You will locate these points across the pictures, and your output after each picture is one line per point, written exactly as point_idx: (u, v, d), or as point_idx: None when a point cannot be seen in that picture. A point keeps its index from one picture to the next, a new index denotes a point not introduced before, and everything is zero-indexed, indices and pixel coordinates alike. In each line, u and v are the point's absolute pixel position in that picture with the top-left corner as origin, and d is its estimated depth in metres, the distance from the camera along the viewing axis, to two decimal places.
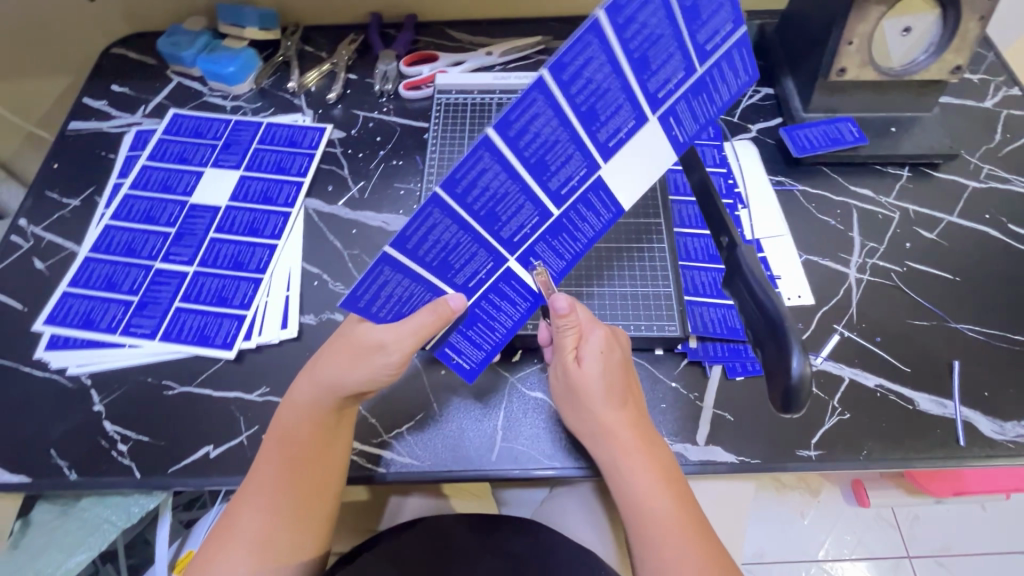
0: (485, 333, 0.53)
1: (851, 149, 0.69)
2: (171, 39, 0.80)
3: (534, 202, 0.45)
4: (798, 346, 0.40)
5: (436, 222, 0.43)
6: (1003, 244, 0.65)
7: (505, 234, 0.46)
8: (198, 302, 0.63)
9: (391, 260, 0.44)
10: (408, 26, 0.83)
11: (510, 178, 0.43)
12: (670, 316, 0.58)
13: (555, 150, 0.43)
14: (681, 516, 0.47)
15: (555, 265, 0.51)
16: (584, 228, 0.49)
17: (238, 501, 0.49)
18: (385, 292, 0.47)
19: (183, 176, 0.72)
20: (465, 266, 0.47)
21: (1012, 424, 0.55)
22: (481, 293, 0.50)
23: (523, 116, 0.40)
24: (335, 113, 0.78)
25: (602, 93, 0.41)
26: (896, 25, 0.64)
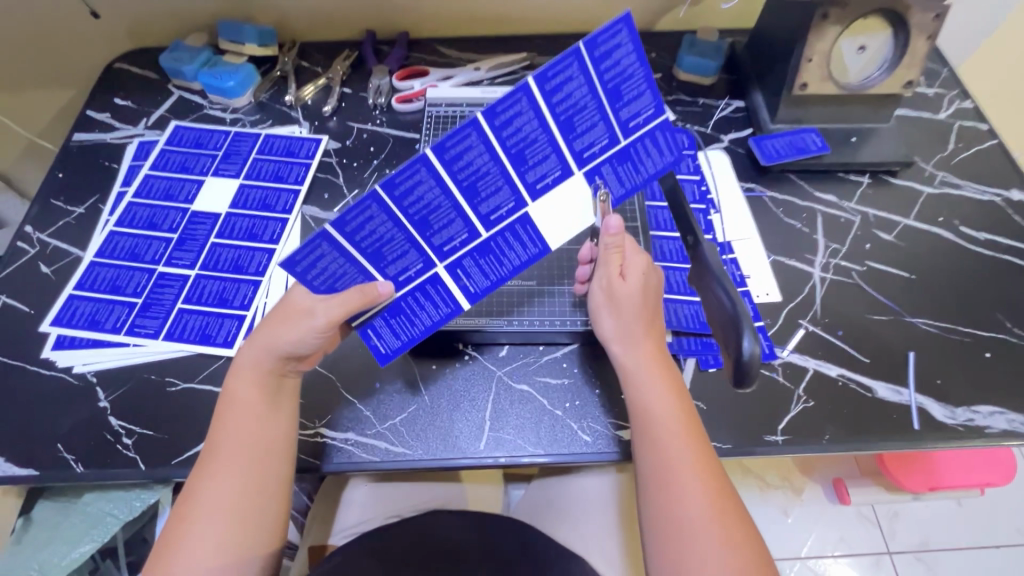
0: (407, 325, 0.56)
1: (815, 158, 0.74)
2: (173, 55, 0.84)
3: (463, 219, 0.51)
4: (750, 331, 0.46)
5: (372, 216, 0.47)
6: (955, 244, 0.70)
7: (435, 241, 0.51)
8: (200, 303, 0.66)
9: (329, 239, 0.47)
10: (400, 43, 0.88)
11: (443, 194, 0.49)
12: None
13: (485, 179, 0.49)
14: (685, 426, 0.50)
15: (478, 284, 0.55)
16: (509, 255, 0.54)
17: (200, 472, 0.49)
18: (320, 265, 0.49)
19: (185, 185, 0.75)
20: (398, 260, 0.52)
21: (962, 409, 0.59)
22: (410, 288, 0.54)
23: (460, 143, 0.47)
24: (330, 125, 0.82)
25: (530, 142, 0.48)
26: (852, 44, 0.70)
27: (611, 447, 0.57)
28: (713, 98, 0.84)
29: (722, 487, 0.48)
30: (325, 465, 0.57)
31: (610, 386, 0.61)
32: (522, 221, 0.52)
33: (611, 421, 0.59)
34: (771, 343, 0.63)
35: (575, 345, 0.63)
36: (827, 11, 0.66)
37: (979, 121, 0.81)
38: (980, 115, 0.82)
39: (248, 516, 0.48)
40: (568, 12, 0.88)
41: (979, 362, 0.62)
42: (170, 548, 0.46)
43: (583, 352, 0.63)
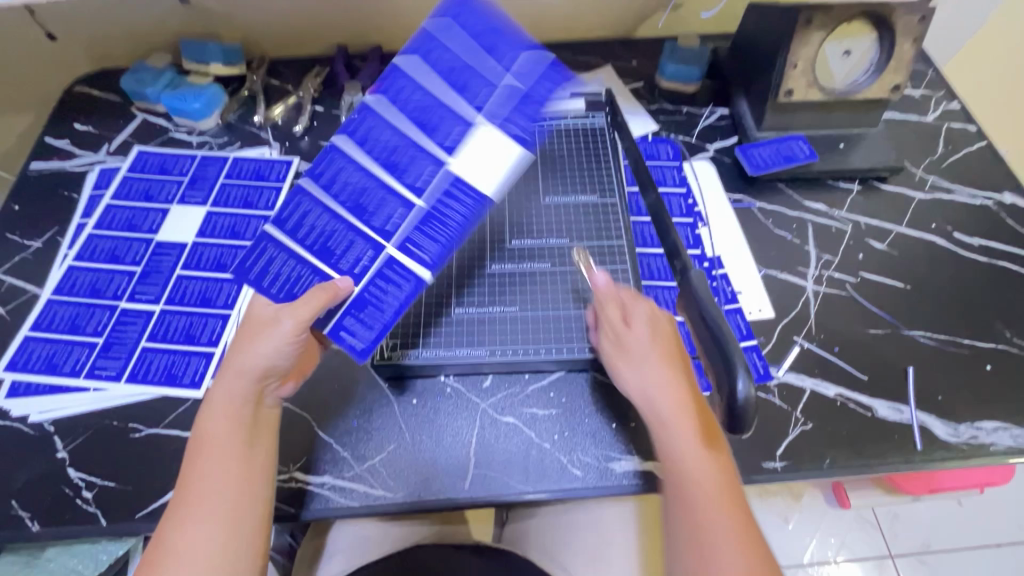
0: (376, 314, 0.53)
1: (804, 166, 0.72)
2: (134, 76, 0.80)
3: (394, 197, 0.55)
4: (742, 370, 0.43)
5: (310, 212, 0.56)
6: (949, 252, 0.68)
7: (375, 224, 0.55)
8: (165, 341, 0.62)
9: (275, 242, 0.55)
10: (373, 57, 0.85)
11: (364, 177, 0.56)
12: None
13: (395, 159, 0.55)
14: (722, 493, 0.46)
15: (431, 251, 0.54)
16: (450, 214, 0.54)
17: (169, 524, 0.45)
18: (274, 269, 0.54)
19: (149, 214, 0.71)
20: (347, 253, 0.54)
21: (965, 426, 0.57)
22: (368, 277, 0.54)
23: (405, 158, 0.55)
24: (302, 145, 0.79)
25: (395, 145, 0.55)
26: (837, 48, 0.68)
27: (604, 480, 0.54)
28: (697, 106, 0.81)
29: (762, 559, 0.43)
30: (301, 512, 0.53)
31: (601, 413, 0.58)
32: (478, 200, 0.54)
33: (603, 453, 0.56)
34: (765, 362, 0.60)
35: (563, 372, 0.60)
36: (810, 15, 0.64)
37: (966, 122, 0.79)
38: (968, 116, 0.80)
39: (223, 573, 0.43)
40: (546, 21, 0.86)
41: (979, 374, 0.60)
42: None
43: (571, 378, 0.60)
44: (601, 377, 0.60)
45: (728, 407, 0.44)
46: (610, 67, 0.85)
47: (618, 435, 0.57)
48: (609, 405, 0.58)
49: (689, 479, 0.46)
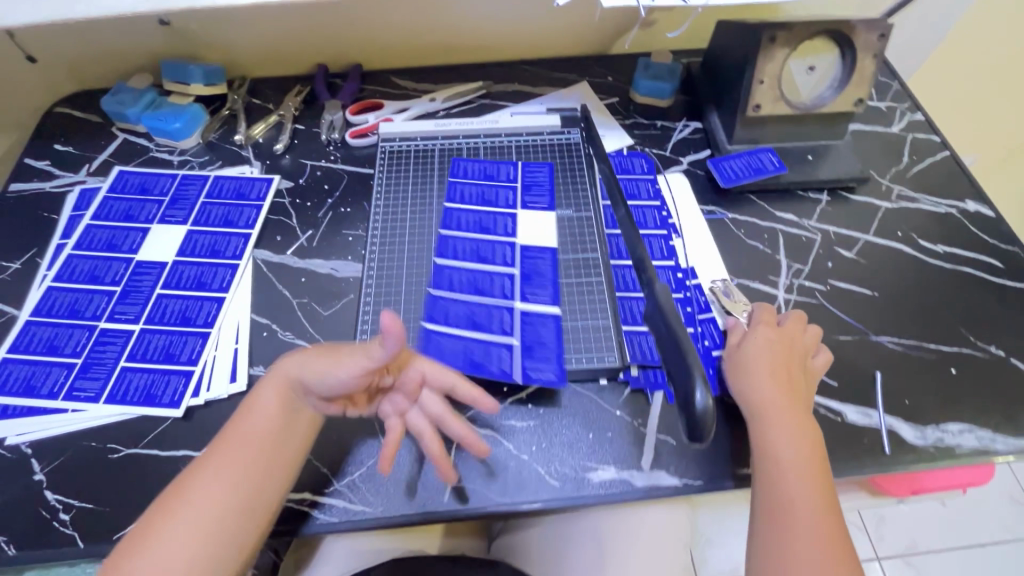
0: (544, 351, 0.60)
1: (773, 177, 0.74)
2: (116, 97, 0.81)
3: (498, 272, 0.66)
4: (700, 378, 0.44)
5: (445, 307, 0.63)
6: (915, 259, 0.70)
7: (497, 293, 0.64)
8: (144, 360, 0.62)
9: (440, 332, 0.61)
10: (353, 76, 0.86)
11: (467, 271, 0.66)
12: (606, 346, 0.61)
13: (483, 249, 0.68)
14: (820, 494, 0.49)
15: (547, 294, 0.64)
16: (543, 268, 0.66)
17: (194, 476, 0.48)
18: (444, 351, 0.60)
19: (129, 233, 0.72)
20: (492, 320, 0.62)
21: (931, 429, 0.59)
22: (519, 329, 0.62)
23: (489, 248, 0.68)
24: (283, 163, 0.80)
25: (479, 203, 0.72)
26: (801, 65, 0.71)
27: (581, 490, 0.55)
28: (671, 120, 0.83)
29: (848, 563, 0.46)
30: (279, 529, 0.53)
31: (577, 423, 0.59)
32: (550, 251, 0.67)
33: (580, 463, 0.56)
34: None
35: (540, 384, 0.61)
36: (773, 33, 0.66)
37: (930, 132, 0.82)
38: (932, 127, 0.83)
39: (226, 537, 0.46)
40: (523, 39, 0.88)
41: (945, 378, 0.62)
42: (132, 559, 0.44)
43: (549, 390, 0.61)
44: (578, 388, 0.61)
45: (690, 414, 0.45)
46: (586, 83, 0.87)
47: (595, 445, 0.57)
48: (587, 416, 0.59)
49: (780, 457, 0.50)
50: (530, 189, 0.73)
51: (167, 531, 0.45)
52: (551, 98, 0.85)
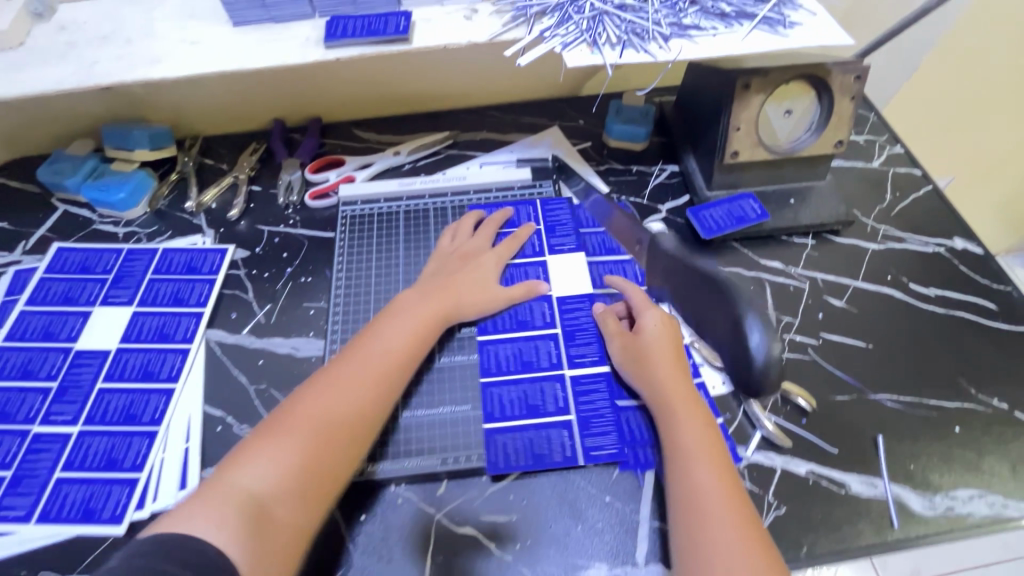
0: (603, 422, 0.58)
1: (756, 225, 0.71)
2: (53, 167, 0.75)
3: (541, 338, 0.63)
4: None
5: (502, 392, 0.60)
6: (907, 305, 0.67)
7: (546, 364, 0.61)
8: (83, 469, 0.56)
9: (498, 428, 0.58)
10: (311, 130, 0.81)
11: (513, 342, 0.63)
12: (609, 429, 0.57)
13: (522, 311, 0.65)
14: (729, 494, 0.47)
15: (594, 354, 0.62)
16: (584, 321, 0.64)
17: (292, 416, 0.49)
18: (508, 446, 0.57)
19: (68, 319, 0.66)
20: (546, 396, 0.59)
21: (940, 497, 0.55)
22: (575, 404, 0.59)
23: (527, 309, 0.65)
24: (238, 229, 0.75)
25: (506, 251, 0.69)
26: (778, 109, 0.68)
27: None
28: (647, 164, 0.80)
29: (767, 553, 0.45)
30: None
31: (565, 514, 0.54)
32: (588, 298, 0.66)
33: (570, 561, 0.52)
34: (732, 443, 0.57)
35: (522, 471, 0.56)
36: (748, 80, 0.63)
37: (911, 166, 0.80)
38: (912, 159, 0.81)
39: (317, 480, 0.47)
40: (489, 87, 0.84)
41: (949, 437, 0.58)
42: (223, 484, 0.44)
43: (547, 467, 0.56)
44: (564, 472, 0.56)
45: None
46: (557, 128, 0.83)
47: (585, 538, 0.53)
48: (574, 505, 0.55)
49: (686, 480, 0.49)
50: (554, 231, 0.71)
51: (259, 461, 0.46)
52: (521, 145, 0.81)
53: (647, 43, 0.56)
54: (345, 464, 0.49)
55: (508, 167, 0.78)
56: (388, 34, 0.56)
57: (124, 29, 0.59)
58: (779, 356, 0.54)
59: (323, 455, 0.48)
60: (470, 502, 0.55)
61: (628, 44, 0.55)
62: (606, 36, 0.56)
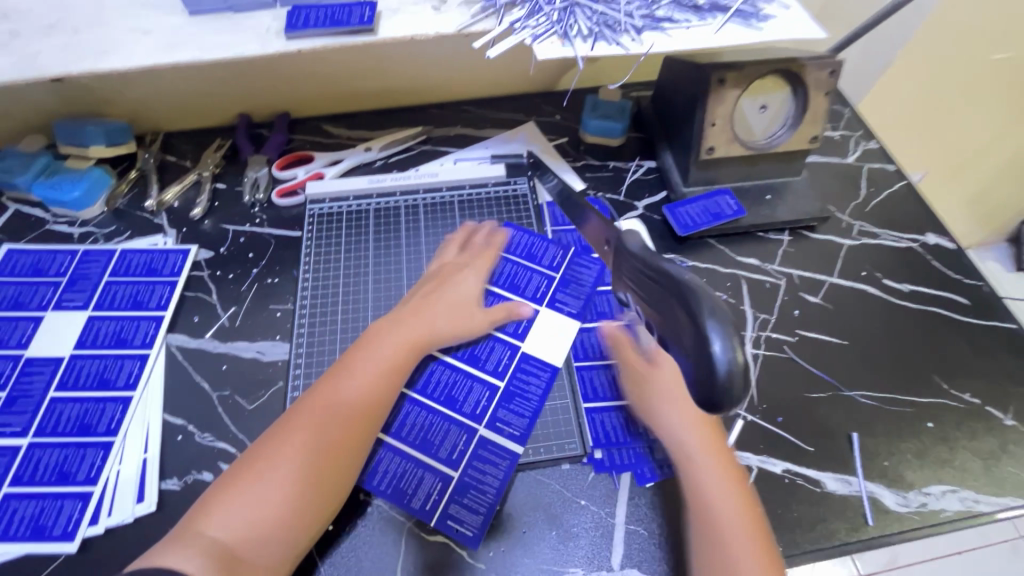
0: (478, 497, 0.53)
1: (732, 222, 0.70)
2: (2, 164, 0.71)
3: (479, 381, 0.59)
4: (717, 327, 0.34)
5: (410, 412, 0.57)
6: (881, 301, 0.67)
7: (467, 409, 0.58)
8: (33, 483, 0.53)
9: (387, 447, 0.55)
10: (278, 126, 0.79)
11: (455, 372, 0.60)
12: (479, 509, 0.53)
13: (479, 348, 0.61)
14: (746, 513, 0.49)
15: (520, 426, 0.57)
16: (531, 389, 0.59)
17: (267, 453, 0.48)
18: (382, 467, 0.54)
19: (18, 325, 0.62)
20: (445, 440, 0.56)
21: (913, 493, 0.55)
22: (465, 461, 0.55)
23: (485, 349, 0.61)
24: (202, 229, 0.72)
25: (513, 276, 0.67)
26: (754, 103, 0.68)
27: None
28: (624, 160, 0.79)
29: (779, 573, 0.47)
30: None
31: (540, 520, 0.53)
32: (549, 370, 0.60)
33: (544, 568, 0.51)
34: None
35: None
36: (722, 75, 0.63)
37: (886, 161, 0.80)
38: (886, 155, 0.81)
39: (296, 516, 0.46)
40: (463, 80, 0.82)
41: (922, 433, 0.58)
42: (195, 530, 0.44)
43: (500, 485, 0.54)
44: (537, 475, 0.55)
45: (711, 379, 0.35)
46: (533, 123, 0.82)
47: (559, 544, 0.52)
48: (549, 510, 0.53)
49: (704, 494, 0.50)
50: (566, 287, 0.66)
51: (235, 503, 0.45)
52: (496, 141, 0.80)
53: (619, 35, 0.54)
54: (329, 495, 0.48)
55: (482, 163, 0.77)
56: (352, 25, 0.54)
57: (71, 18, 0.56)
58: (745, 360, 0.34)
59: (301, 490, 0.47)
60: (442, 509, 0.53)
61: (599, 37, 0.54)
62: (578, 28, 0.54)
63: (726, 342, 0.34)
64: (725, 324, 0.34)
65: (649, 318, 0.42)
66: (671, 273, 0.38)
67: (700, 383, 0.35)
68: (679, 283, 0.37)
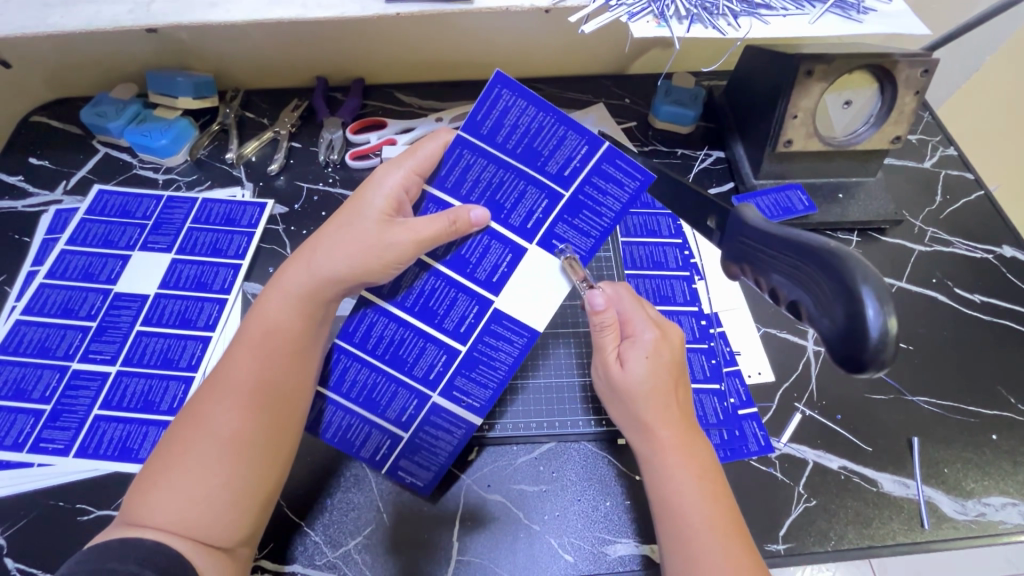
0: (429, 456, 0.54)
1: (802, 218, 0.70)
2: (96, 109, 0.74)
3: (434, 342, 0.53)
4: (869, 294, 0.31)
5: (347, 367, 0.53)
6: (951, 309, 0.66)
7: (418, 372, 0.54)
8: (121, 408, 0.57)
9: (331, 401, 0.54)
10: (354, 91, 0.80)
11: (402, 327, 0.53)
12: (430, 467, 0.54)
13: (436, 296, 0.52)
14: (716, 512, 0.45)
15: (480, 397, 0.54)
16: (500, 356, 0.53)
17: (169, 456, 0.43)
18: (326, 420, 0.54)
19: (108, 261, 0.66)
20: (392, 401, 0.54)
21: (972, 502, 0.55)
22: (414, 426, 0.55)
23: (444, 301, 0.52)
24: (277, 185, 0.74)
25: (496, 185, 0.48)
26: (837, 99, 0.66)
27: (597, 566, 0.51)
28: (692, 148, 0.79)
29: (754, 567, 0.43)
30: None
31: (594, 489, 0.54)
32: (529, 333, 0.52)
33: (597, 535, 0.52)
34: (765, 432, 0.57)
35: (554, 443, 0.57)
36: (811, 66, 0.61)
37: (964, 169, 0.78)
38: (964, 163, 0.79)
39: (240, 486, 0.43)
40: (537, 57, 0.82)
41: (986, 445, 0.58)
42: (137, 525, 0.40)
43: (556, 453, 0.56)
44: (595, 449, 0.56)
45: (848, 348, 0.32)
46: (603, 106, 0.82)
47: (613, 514, 0.53)
48: (605, 480, 0.55)
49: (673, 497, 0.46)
50: (577, 212, 0.49)
51: (167, 492, 0.41)
52: None
53: (715, 19, 0.54)
54: (256, 482, 0.44)
55: None
56: None
57: None
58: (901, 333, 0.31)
59: (237, 460, 0.43)
60: (501, 471, 0.55)
61: (695, 19, 0.53)
62: (674, 9, 0.54)
63: (880, 305, 0.31)
64: (880, 288, 0.31)
65: (777, 289, 0.39)
66: (806, 241, 0.36)
67: (839, 344, 0.33)
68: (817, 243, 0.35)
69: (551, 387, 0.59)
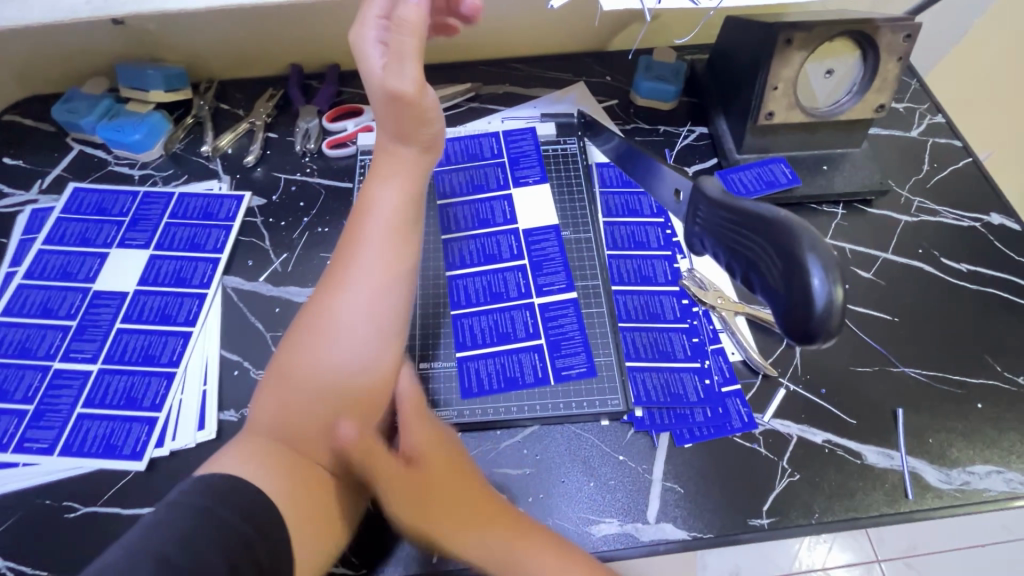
0: (570, 343, 0.59)
1: (786, 191, 0.69)
2: (68, 105, 0.74)
3: (510, 270, 0.63)
4: (814, 264, 0.35)
5: (472, 323, 0.60)
6: (937, 280, 0.65)
7: (515, 294, 0.62)
8: (104, 406, 0.57)
9: (471, 356, 0.59)
10: (330, 78, 0.79)
11: (478, 275, 0.63)
12: (577, 351, 0.59)
13: (490, 247, 0.65)
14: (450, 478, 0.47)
15: (562, 282, 0.63)
16: (551, 253, 0.64)
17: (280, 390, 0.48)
18: (485, 374, 0.58)
19: (85, 260, 0.65)
20: (516, 324, 0.60)
21: (957, 471, 0.55)
22: (548, 333, 0.60)
23: (494, 244, 0.65)
24: (254, 177, 0.73)
25: (475, 181, 0.70)
26: (819, 68, 0.65)
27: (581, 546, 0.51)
28: (675, 125, 0.77)
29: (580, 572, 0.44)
30: None
31: (578, 470, 0.54)
32: (553, 229, 0.66)
33: (581, 515, 0.52)
34: (749, 408, 0.57)
35: (537, 426, 0.56)
36: (790, 35, 0.59)
37: (952, 137, 0.77)
38: (952, 130, 0.77)
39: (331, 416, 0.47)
40: (515, 36, 0.81)
41: (971, 414, 0.57)
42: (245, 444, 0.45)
43: (542, 435, 0.56)
44: (577, 430, 0.56)
45: (798, 315, 0.36)
46: (583, 84, 0.80)
47: (596, 495, 0.53)
48: (590, 462, 0.55)
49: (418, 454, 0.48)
50: (518, 162, 0.71)
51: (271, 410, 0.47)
52: (545, 100, 0.78)
53: None
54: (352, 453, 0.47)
55: (532, 123, 0.75)
56: None
57: None
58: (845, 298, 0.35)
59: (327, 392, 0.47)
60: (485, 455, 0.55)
61: None
62: None
63: (827, 275, 0.35)
64: (826, 258, 0.35)
65: (732, 262, 0.43)
66: (757, 212, 0.39)
67: (794, 319, 0.36)
68: (769, 221, 0.38)
69: (535, 367, 0.58)
